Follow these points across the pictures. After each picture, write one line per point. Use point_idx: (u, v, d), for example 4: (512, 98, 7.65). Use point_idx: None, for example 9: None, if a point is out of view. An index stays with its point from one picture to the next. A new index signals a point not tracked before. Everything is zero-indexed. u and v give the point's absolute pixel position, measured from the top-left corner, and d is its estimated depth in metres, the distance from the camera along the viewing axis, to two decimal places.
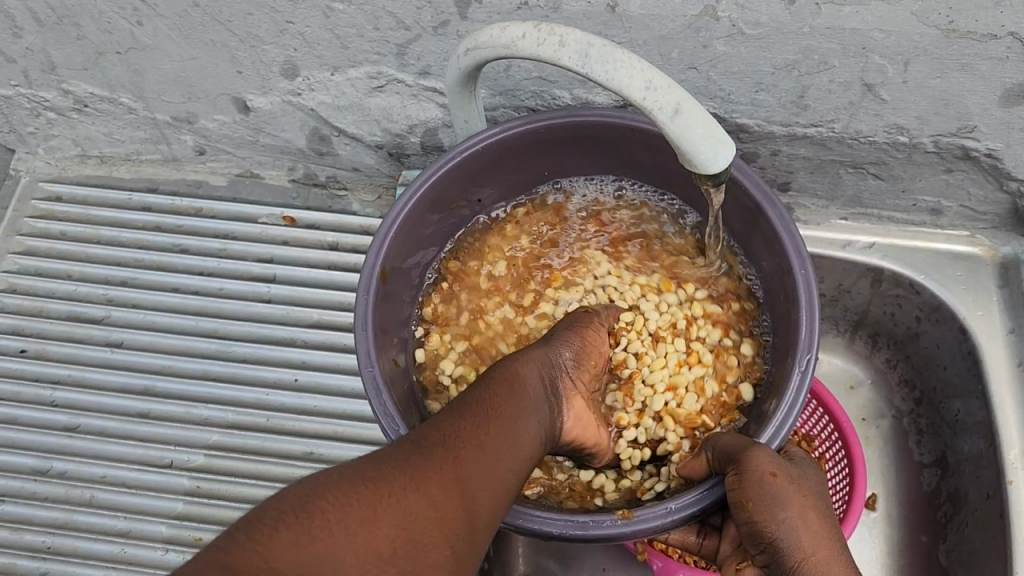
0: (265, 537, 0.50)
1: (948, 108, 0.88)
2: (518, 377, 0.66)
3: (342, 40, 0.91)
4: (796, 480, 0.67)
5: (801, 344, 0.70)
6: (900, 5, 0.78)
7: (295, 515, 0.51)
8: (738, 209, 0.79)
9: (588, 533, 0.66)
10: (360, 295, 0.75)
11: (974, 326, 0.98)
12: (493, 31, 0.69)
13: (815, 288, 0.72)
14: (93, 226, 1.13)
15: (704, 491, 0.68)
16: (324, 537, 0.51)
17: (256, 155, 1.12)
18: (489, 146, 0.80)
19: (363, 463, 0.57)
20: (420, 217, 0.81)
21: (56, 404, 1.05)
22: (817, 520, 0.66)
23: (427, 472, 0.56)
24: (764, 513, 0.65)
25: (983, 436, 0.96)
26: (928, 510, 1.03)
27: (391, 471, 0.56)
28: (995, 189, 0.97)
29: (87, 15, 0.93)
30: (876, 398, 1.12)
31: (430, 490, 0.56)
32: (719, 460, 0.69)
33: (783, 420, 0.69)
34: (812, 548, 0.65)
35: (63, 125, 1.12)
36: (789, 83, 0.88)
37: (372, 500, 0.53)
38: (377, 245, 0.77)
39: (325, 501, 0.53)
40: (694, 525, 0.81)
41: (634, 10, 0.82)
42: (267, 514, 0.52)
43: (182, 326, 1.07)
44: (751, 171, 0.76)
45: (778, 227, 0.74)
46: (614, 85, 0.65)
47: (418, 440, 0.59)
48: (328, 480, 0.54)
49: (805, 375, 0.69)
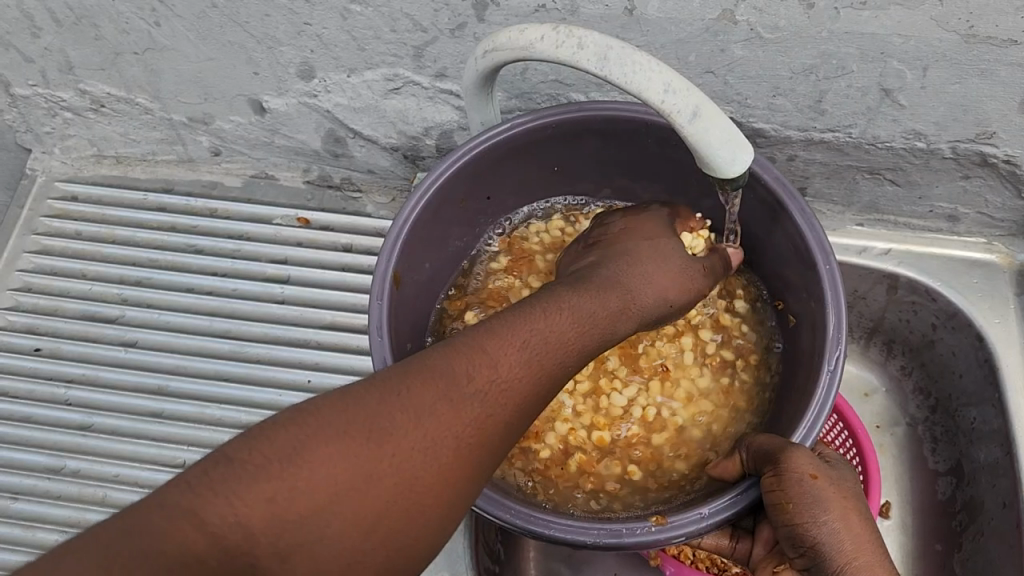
0: (235, 483, 0.47)
1: (966, 114, 0.87)
2: (585, 314, 0.63)
3: (358, 41, 0.91)
4: (836, 482, 0.68)
5: (829, 340, 0.70)
6: (919, 10, 0.77)
7: (279, 463, 0.48)
8: (761, 209, 0.79)
9: (623, 541, 0.65)
10: (373, 299, 0.75)
11: (991, 334, 0.98)
12: (512, 33, 0.69)
13: (841, 282, 0.72)
14: (108, 226, 1.14)
15: (737, 494, 0.68)
16: (299, 501, 0.48)
17: (272, 157, 1.12)
18: (501, 143, 0.80)
19: (372, 400, 0.52)
20: (432, 216, 0.81)
21: (70, 404, 1.05)
22: (857, 522, 0.67)
23: (435, 421, 0.53)
24: (805, 515, 0.66)
25: (999, 444, 0.95)
26: (943, 519, 1.02)
27: (398, 422, 0.52)
28: (1012, 196, 0.97)
29: (105, 15, 0.94)
30: (892, 405, 1.11)
31: (435, 451, 0.52)
32: (755, 461, 0.69)
33: (812, 422, 0.68)
34: (853, 551, 0.66)
35: (80, 125, 1.12)
36: (806, 88, 0.87)
37: (366, 454, 0.50)
38: (388, 249, 0.77)
39: (313, 454, 0.49)
40: (727, 530, 0.81)
41: (652, 13, 0.82)
42: (249, 443, 0.49)
43: (196, 326, 1.07)
44: (770, 165, 0.76)
45: (800, 222, 0.74)
46: (634, 88, 0.65)
47: (442, 368, 0.55)
48: (323, 426, 0.50)
49: (836, 371, 0.69)
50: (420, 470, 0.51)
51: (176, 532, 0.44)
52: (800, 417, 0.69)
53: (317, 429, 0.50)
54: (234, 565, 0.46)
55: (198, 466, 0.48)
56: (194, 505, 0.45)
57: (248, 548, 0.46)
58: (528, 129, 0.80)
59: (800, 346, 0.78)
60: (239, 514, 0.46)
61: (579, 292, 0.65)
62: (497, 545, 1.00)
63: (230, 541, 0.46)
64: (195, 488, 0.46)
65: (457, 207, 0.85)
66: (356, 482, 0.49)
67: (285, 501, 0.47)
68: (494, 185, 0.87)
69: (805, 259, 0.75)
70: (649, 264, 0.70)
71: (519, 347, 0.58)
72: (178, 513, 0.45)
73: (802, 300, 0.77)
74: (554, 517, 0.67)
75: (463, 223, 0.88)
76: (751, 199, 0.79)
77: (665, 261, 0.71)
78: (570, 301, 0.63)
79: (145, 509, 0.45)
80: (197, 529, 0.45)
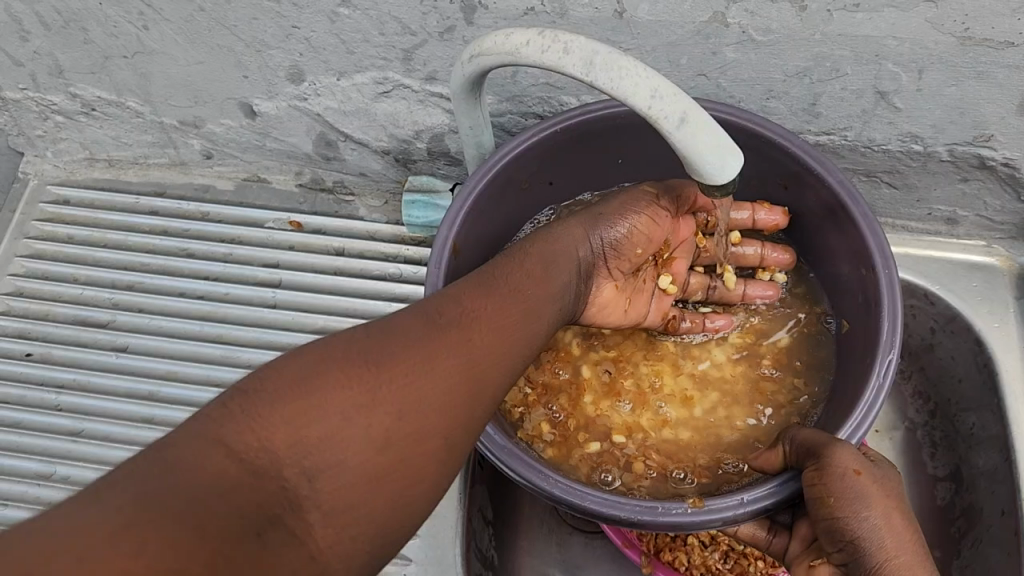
0: (255, 413, 0.48)
1: (964, 117, 0.86)
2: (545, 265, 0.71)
3: (347, 45, 0.91)
4: (879, 479, 0.67)
5: (883, 343, 0.73)
6: (914, 12, 0.75)
7: (292, 390, 0.50)
8: (817, 204, 0.83)
9: (659, 519, 0.68)
10: (431, 266, 0.78)
11: (991, 338, 0.97)
12: (497, 38, 0.68)
13: (898, 287, 0.75)
14: (99, 230, 1.13)
15: (778, 484, 0.70)
16: (316, 419, 0.49)
17: (264, 160, 1.12)
18: (565, 129, 0.83)
19: (365, 335, 0.56)
20: (494, 196, 0.84)
21: (60, 409, 1.03)
22: (899, 521, 0.66)
23: (427, 354, 0.56)
24: (846, 510, 0.65)
25: (998, 450, 0.94)
26: (941, 525, 1.00)
27: (395, 349, 0.55)
28: (1012, 199, 0.95)
29: (93, 19, 0.93)
30: (888, 409, 1.07)
31: (437, 372, 0.56)
32: (798, 453, 0.70)
33: (862, 419, 0.71)
34: (895, 551, 0.64)
35: (71, 129, 1.12)
36: (800, 91, 0.86)
37: (377, 377, 0.53)
38: (450, 219, 0.80)
39: (324, 379, 0.51)
40: (764, 521, 0.79)
41: (644, 16, 0.80)
42: (261, 380, 0.51)
43: (186, 330, 1.06)
44: (830, 163, 0.80)
45: (862, 226, 0.77)
46: (621, 94, 0.64)
47: (421, 315, 0.59)
48: (326, 356, 0.53)
49: (886, 375, 0.72)
50: (427, 394, 0.54)
51: (206, 460, 0.46)
52: (849, 414, 0.72)
53: (326, 359, 0.53)
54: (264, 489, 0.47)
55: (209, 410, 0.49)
56: (221, 437, 0.47)
57: (277, 470, 0.47)
58: (596, 119, 0.83)
59: (852, 350, 0.81)
60: (263, 436, 0.48)
61: (539, 250, 0.72)
62: (490, 551, 0.99)
63: (259, 466, 0.47)
64: (216, 421, 0.48)
65: (519, 190, 0.88)
66: (373, 404, 0.52)
67: (305, 424, 0.49)
68: (557, 171, 0.90)
69: (863, 261, 0.78)
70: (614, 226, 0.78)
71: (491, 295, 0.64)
72: (205, 445, 0.46)
73: (859, 302, 0.80)
74: (592, 490, 0.70)
75: (522, 205, 0.91)
76: (814, 198, 0.83)
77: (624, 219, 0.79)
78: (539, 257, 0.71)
79: (164, 452, 0.46)
80: (224, 455, 0.46)
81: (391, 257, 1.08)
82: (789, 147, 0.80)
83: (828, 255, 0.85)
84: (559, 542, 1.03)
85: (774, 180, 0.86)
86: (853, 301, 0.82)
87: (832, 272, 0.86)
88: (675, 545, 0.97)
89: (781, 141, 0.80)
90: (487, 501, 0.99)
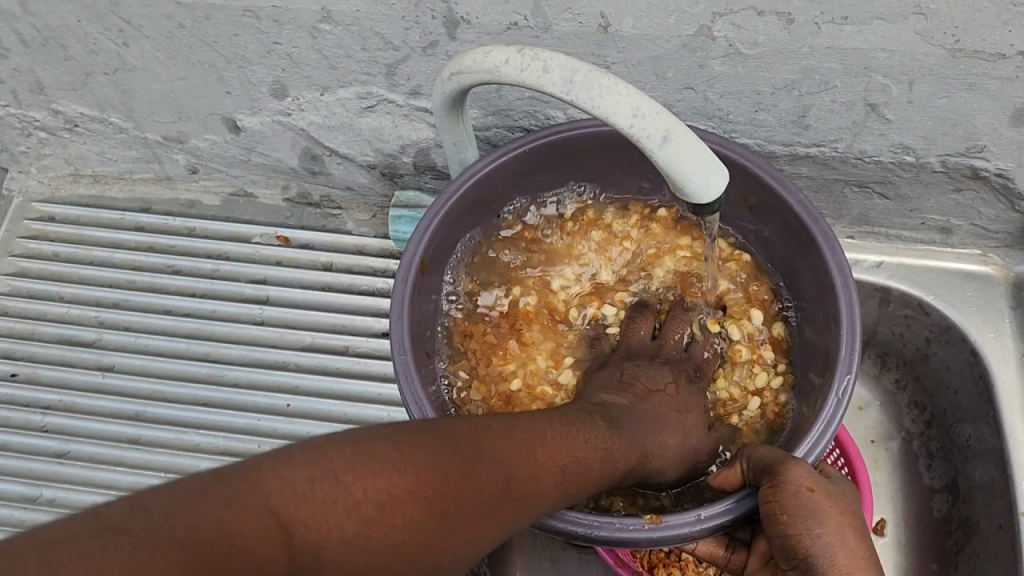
0: (324, 504, 0.44)
1: (955, 128, 0.84)
2: (614, 461, 0.63)
3: (330, 60, 0.89)
4: (833, 496, 0.66)
5: (840, 366, 0.72)
6: (903, 25, 0.74)
7: (364, 497, 0.46)
8: (779, 225, 0.82)
9: (615, 535, 0.68)
10: (398, 283, 0.78)
11: (986, 349, 0.96)
12: (476, 56, 0.67)
13: (858, 309, 0.74)
14: (85, 247, 1.12)
15: (736, 501, 0.69)
16: (360, 545, 0.46)
17: (250, 174, 1.11)
18: (539, 148, 0.82)
19: (454, 462, 0.51)
20: (464, 209, 0.83)
21: (46, 430, 1.03)
22: (853, 538, 0.65)
23: (478, 514, 0.51)
24: (799, 527, 0.64)
25: (994, 463, 0.92)
26: (937, 537, 0.99)
27: (460, 499, 0.50)
28: (1006, 209, 0.94)
29: (73, 37, 0.92)
30: (884, 419, 1.07)
31: (473, 535, 0.51)
32: (754, 471, 0.69)
33: (817, 437, 0.70)
34: (848, 566, 0.63)
35: (55, 145, 1.11)
36: (789, 102, 0.85)
37: (431, 515, 0.48)
38: (417, 237, 0.79)
39: (390, 508, 0.47)
40: (722, 539, 0.79)
41: (627, 30, 0.79)
42: (347, 461, 0.46)
43: (173, 349, 1.05)
44: (795, 187, 0.78)
45: (823, 247, 0.76)
46: (601, 112, 0.62)
47: (501, 455, 0.54)
48: (410, 474, 0.48)
49: (843, 397, 0.70)
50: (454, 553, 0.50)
51: (263, 536, 0.42)
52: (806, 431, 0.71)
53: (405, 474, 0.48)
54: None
55: (293, 456, 0.45)
56: (288, 515, 0.43)
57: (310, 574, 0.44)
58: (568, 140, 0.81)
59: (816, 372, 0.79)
60: (323, 533, 0.44)
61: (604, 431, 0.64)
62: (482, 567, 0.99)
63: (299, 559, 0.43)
64: (291, 491, 0.44)
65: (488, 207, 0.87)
66: (414, 539, 0.48)
67: (352, 538, 0.45)
68: (524, 190, 0.88)
69: (825, 282, 0.77)
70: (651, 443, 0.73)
71: (570, 453, 0.59)
72: (265, 514, 0.42)
73: (821, 322, 0.79)
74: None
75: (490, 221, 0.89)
76: (774, 216, 0.82)
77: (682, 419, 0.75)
78: (602, 441, 0.63)
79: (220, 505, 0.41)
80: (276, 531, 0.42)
81: (379, 271, 1.07)
82: (753, 169, 0.79)
83: (794, 273, 0.84)
84: (551, 557, 1.02)
85: (739, 201, 0.85)
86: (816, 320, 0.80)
87: (797, 289, 0.84)
88: (670, 560, 0.96)
89: (749, 165, 0.79)
90: None
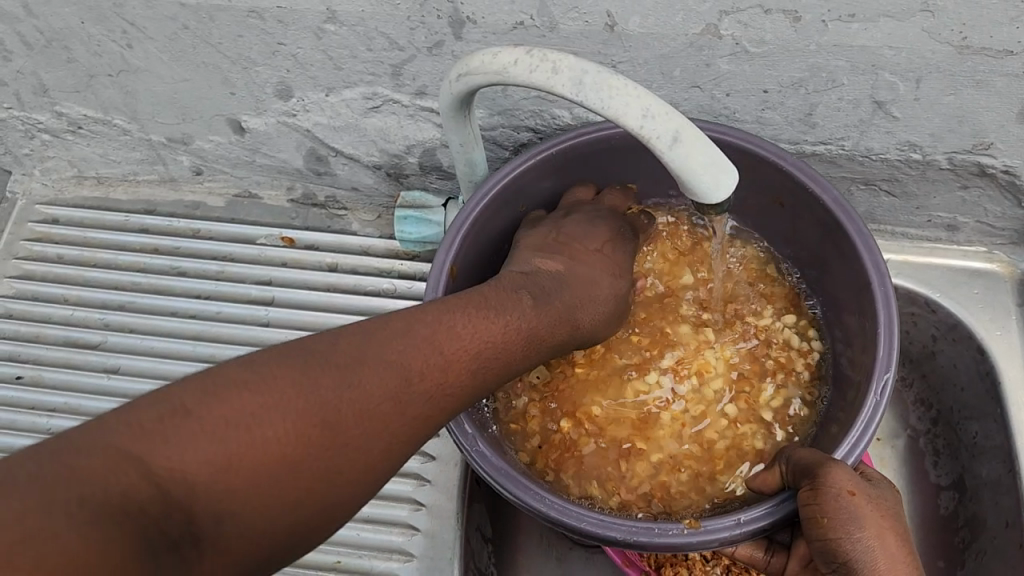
0: (181, 432, 0.46)
1: (962, 125, 0.84)
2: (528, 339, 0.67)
3: (335, 61, 0.89)
4: (875, 499, 0.66)
5: (878, 364, 0.72)
6: (910, 22, 0.74)
7: (222, 417, 0.48)
8: (812, 222, 0.83)
9: (654, 540, 0.67)
10: (430, 288, 0.79)
11: (992, 346, 0.96)
12: (485, 57, 0.66)
13: (894, 307, 0.74)
14: (90, 250, 1.12)
15: (774, 505, 0.69)
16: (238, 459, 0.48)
17: (254, 176, 1.11)
18: (565, 151, 0.84)
19: (320, 370, 0.54)
20: (491, 213, 0.84)
21: (52, 433, 1.02)
22: (894, 542, 0.65)
23: (365, 414, 0.54)
24: (840, 531, 0.64)
25: (1001, 461, 0.92)
26: (944, 535, 0.98)
27: (338, 401, 0.53)
28: (1012, 206, 0.94)
29: (76, 38, 0.91)
30: (890, 417, 1.06)
31: (364, 437, 0.54)
32: (794, 474, 0.69)
33: (856, 439, 0.70)
34: (889, 571, 0.63)
35: (58, 147, 1.11)
36: (796, 101, 0.85)
37: (311, 421, 0.51)
38: (448, 243, 0.80)
39: (258, 420, 0.49)
40: (761, 542, 0.80)
41: (634, 29, 0.79)
42: (197, 390, 0.49)
43: (178, 350, 1.05)
44: (828, 184, 0.79)
45: (858, 244, 0.76)
46: (611, 113, 0.62)
47: (376, 358, 0.57)
48: (272, 386, 0.51)
49: (882, 396, 0.70)
50: (350, 454, 0.53)
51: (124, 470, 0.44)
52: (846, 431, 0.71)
53: (268, 389, 0.51)
54: (170, 517, 0.45)
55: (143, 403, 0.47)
56: (142, 450, 0.45)
57: (188, 496, 0.46)
58: (593, 141, 0.83)
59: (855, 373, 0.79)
60: (184, 460, 0.46)
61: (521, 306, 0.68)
62: (490, 568, 0.98)
63: (173, 487, 0.45)
64: (141, 430, 0.46)
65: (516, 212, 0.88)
66: (301, 446, 0.51)
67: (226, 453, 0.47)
68: (551, 195, 0.90)
69: (859, 280, 0.77)
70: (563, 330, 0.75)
71: (473, 346, 0.62)
72: (122, 453, 0.44)
73: (855, 317, 0.79)
74: (587, 510, 0.69)
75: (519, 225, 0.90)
76: (810, 216, 0.82)
77: (611, 282, 0.78)
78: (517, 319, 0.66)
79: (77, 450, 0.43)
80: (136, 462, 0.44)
81: (384, 272, 1.07)
82: (782, 165, 0.80)
83: (828, 274, 0.84)
84: (559, 557, 1.02)
85: (771, 198, 0.85)
86: (851, 320, 0.80)
87: (832, 288, 0.84)
88: (676, 559, 0.96)
89: (776, 160, 0.80)
90: (485, 519, 0.98)
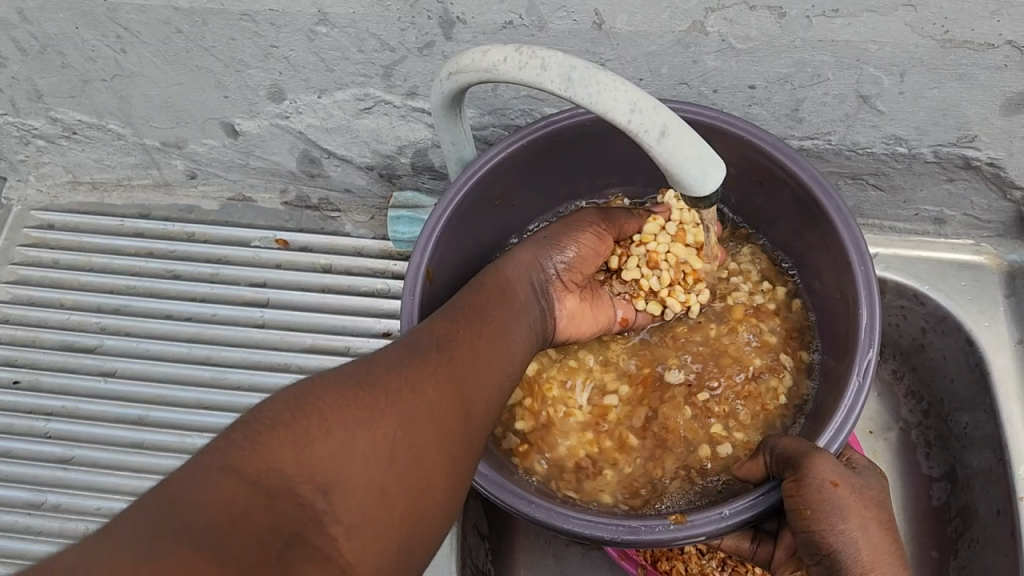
0: (261, 438, 0.49)
1: (947, 118, 0.85)
2: (509, 283, 0.71)
3: (327, 62, 0.90)
4: (858, 489, 0.67)
5: (861, 342, 0.71)
6: (893, 16, 0.75)
7: (292, 417, 0.51)
8: (789, 200, 0.82)
9: (639, 538, 0.68)
10: (405, 295, 0.77)
11: (981, 336, 0.97)
12: (475, 55, 0.67)
13: (875, 282, 0.73)
14: (84, 254, 1.13)
15: (759, 495, 0.69)
16: (320, 437, 0.50)
17: (248, 179, 1.11)
18: (538, 139, 0.82)
19: (356, 371, 0.56)
20: (466, 215, 0.83)
21: (50, 436, 1.03)
22: (877, 533, 0.66)
23: (421, 383, 0.57)
24: (823, 522, 0.65)
25: (991, 451, 0.93)
26: (936, 525, 0.99)
27: (383, 376, 0.56)
28: (998, 198, 0.95)
29: (71, 43, 0.92)
30: (881, 410, 1.07)
31: (429, 395, 0.56)
32: (777, 463, 0.70)
33: (840, 425, 0.70)
34: (870, 561, 0.65)
35: (53, 152, 1.11)
36: (783, 97, 0.86)
37: (373, 398, 0.54)
38: (422, 244, 0.78)
39: (323, 402, 0.52)
40: (748, 533, 0.81)
41: (622, 27, 0.80)
42: (266, 415, 0.51)
43: (174, 353, 1.06)
44: (807, 163, 0.78)
45: (838, 222, 0.75)
46: (598, 107, 0.63)
47: (403, 351, 0.60)
48: (323, 384, 0.54)
49: (865, 376, 0.70)
50: (424, 412, 0.55)
51: (226, 489, 0.46)
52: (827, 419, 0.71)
53: (328, 392, 0.53)
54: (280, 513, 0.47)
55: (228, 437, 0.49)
56: (234, 465, 0.47)
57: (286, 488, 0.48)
58: (566, 128, 0.82)
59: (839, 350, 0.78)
60: (271, 462, 0.48)
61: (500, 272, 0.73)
62: (487, 565, 0.99)
63: (271, 487, 0.47)
64: (228, 448, 0.48)
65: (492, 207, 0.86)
66: (375, 414, 0.53)
67: (308, 441, 0.50)
68: (525, 187, 0.88)
69: (841, 259, 0.76)
70: (587, 317, 0.80)
71: (476, 317, 0.66)
72: (216, 471, 0.47)
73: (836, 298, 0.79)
74: (576, 511, 0.70)
75: (496, 220, 0.89)
76: (789, 195, 0.81)
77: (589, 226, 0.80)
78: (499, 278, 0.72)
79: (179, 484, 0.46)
80: (233, 475, 0.47)
81: (377, 272, 1.08)
82: (760, 144, 0.78)
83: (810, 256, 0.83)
84: (555, 553, 1.02)
85: (749, 176, 0.84)
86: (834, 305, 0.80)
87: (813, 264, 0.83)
88: (672, 553, 0.96)
89: (749, 138, 0.78)
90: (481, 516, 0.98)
